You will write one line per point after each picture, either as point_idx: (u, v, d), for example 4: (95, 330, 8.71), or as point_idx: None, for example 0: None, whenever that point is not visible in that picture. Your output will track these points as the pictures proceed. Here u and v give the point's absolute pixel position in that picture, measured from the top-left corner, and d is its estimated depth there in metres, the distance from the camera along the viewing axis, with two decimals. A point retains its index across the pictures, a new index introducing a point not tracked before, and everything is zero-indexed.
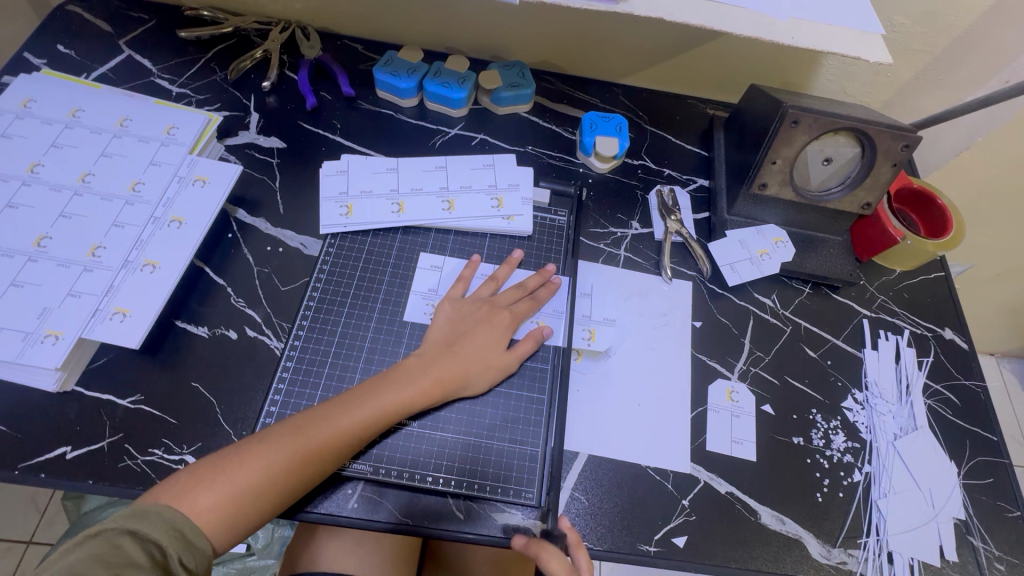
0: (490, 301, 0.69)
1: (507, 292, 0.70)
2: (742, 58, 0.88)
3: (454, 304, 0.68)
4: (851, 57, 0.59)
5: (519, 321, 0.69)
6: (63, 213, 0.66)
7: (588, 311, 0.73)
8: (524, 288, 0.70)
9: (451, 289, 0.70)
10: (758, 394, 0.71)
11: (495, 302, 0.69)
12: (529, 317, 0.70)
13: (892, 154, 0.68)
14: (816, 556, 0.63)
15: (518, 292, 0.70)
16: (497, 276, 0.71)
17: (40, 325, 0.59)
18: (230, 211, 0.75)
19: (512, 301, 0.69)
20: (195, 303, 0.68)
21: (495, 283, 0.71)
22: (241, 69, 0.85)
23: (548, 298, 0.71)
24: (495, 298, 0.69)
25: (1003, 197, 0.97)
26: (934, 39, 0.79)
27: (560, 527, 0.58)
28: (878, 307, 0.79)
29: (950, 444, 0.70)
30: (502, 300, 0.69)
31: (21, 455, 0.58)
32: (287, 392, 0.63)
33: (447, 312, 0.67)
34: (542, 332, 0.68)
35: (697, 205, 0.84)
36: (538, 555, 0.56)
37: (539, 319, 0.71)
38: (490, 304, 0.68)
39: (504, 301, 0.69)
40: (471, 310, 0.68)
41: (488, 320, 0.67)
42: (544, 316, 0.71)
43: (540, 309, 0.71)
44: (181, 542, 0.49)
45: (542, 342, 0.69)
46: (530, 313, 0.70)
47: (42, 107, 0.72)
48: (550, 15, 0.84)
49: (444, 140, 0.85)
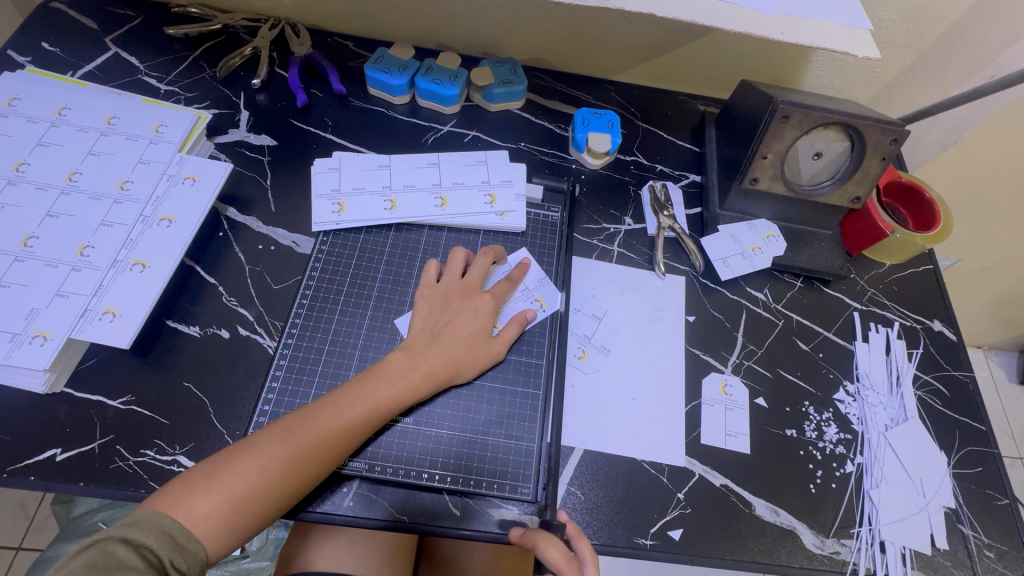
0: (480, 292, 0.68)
1: (476, 266, 0.70)
2: (731, 54, 0.88)
3: (432, 291, 0.68)
4: (840, 51, 0.60)
5: (499, 302, 0.69)
6: (50, 213, 0.65)
7: (589, 332, 0.72)
8: (508, 279, 0.70)
9: (423, 274, 0.70)
10: (751, 387, 0.71)
11: (470, 284, 0.68)
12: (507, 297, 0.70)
13: (881, 148, 0.69)
14: (811, 547, 0.63)
15: (485, 262, 0.70)
16: (460, 257, 0.70)
17: (27, 326, 0.58)
18: (220, 209, 0.74)
19: (482, 276, 0.69)
20: (186, 303, 0.67)
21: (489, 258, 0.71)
22: (230, 67, 0.85)
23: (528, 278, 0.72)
24: (468, 278, 0.69)
25: (989, 190, 0.98)
26: (921, 35, 0.80)
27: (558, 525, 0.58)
28: (868, 300, 0.80)
29: (940, 433, 0.71)
30: (475, 280, 0.69)
31: (11, 459, 0.57)
32: (280, 391, 0.63)
33: (428, 299, 0.67)
34: (527, 314, 0.68)
35: (689, 200, 0.84)
36: (538, 545, 0.56)
37: (519, 301, 0.71)
38: (467, 288, 0.68)
39: (494, 292, 0.69)
40: (449, 297, 0.67)
41: (469, 307, 0.67)
42: (522, 298, 0.71)
43: (523, 286, 0.72)
44: (172, 545, 0.48)
45: (526, 326, 0.69)
46: (510, 295, 0.70)
47: (28, 106, 0.71)
48: (541, 11, 0.84)
49: (436, 137, 0.84)
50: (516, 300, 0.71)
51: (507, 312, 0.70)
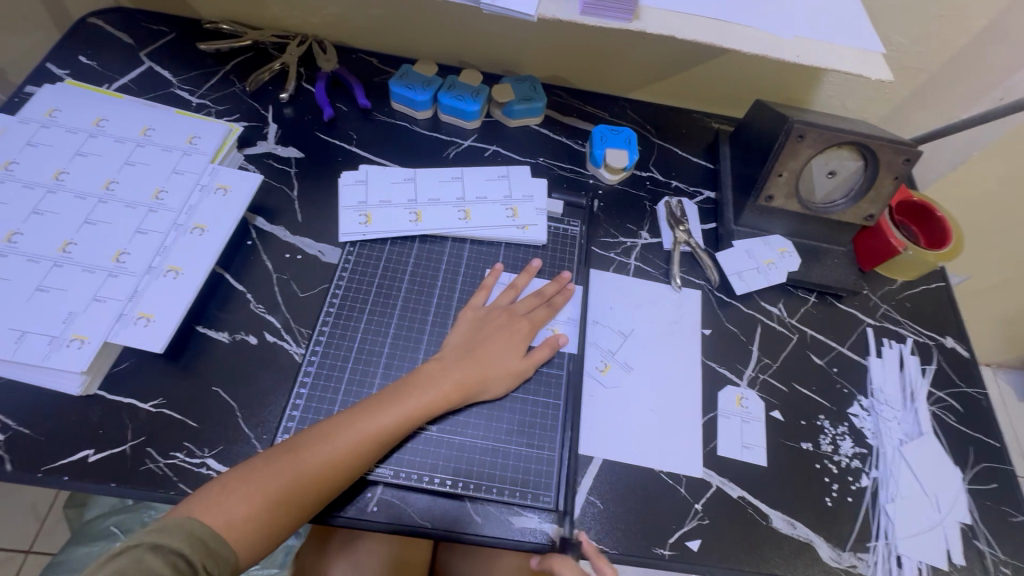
0: (509, 308, 0.70)
1: (525, 301, 0.71)
2: (746, 75, 0.91)
3: (475, 311, 0.70)
4: (854, 74, 0.62)
5: (535, 327, 0.70)
6: (88, 220, 0.67)
7: (613, 347, 0.73)
8: (541, 297, 0.72)
9: (472, 298, 0.72)
10: (767, 400, 0.72)
11: (514, 310, 0.70)
12: (546, 324, 0.71)
13: (894, 167, 0.71)
14: (827, 560, 0.64)
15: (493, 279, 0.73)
16: (492, 278, 0.72)
17: (65, 329, 0.60)
18: (249, 219, 0.76)
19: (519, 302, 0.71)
20: (215, 309, 0.69)
21: (514, 291, 0.72)
22: (259, 81, 0.87)
23: (563, 304, 0.73)
24: (505, 302, 0.71)
25: (999, 209, 1.00)
26: (931, 58, 0.83)
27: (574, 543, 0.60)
28: (881, 316, 0.81)
29: (954, 449, 0.72)
30: (519, 307, 0.71)
31: (45, 459, 0.58)
32: (308, 396, 0.64)
33: (468, 319, 0.69)
34: (559, 340, 0.69)
35: (704, 216, 0.86)
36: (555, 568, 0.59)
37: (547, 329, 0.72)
38: (504, 310, 0.70)
39: (522, 309, 0.71)
40: (488, 318, 0.69)
41: (506, 329, 0.68)
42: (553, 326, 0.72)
43: (557, 315, 0.73)
44: (204, 549, 0.49)
45: (558, 349, 0.70)
46: (545, 321, 0.71)
47: (68, 117, 0.74)
48: (561, 31, 0.87)
49: (457, 151, 0.87)
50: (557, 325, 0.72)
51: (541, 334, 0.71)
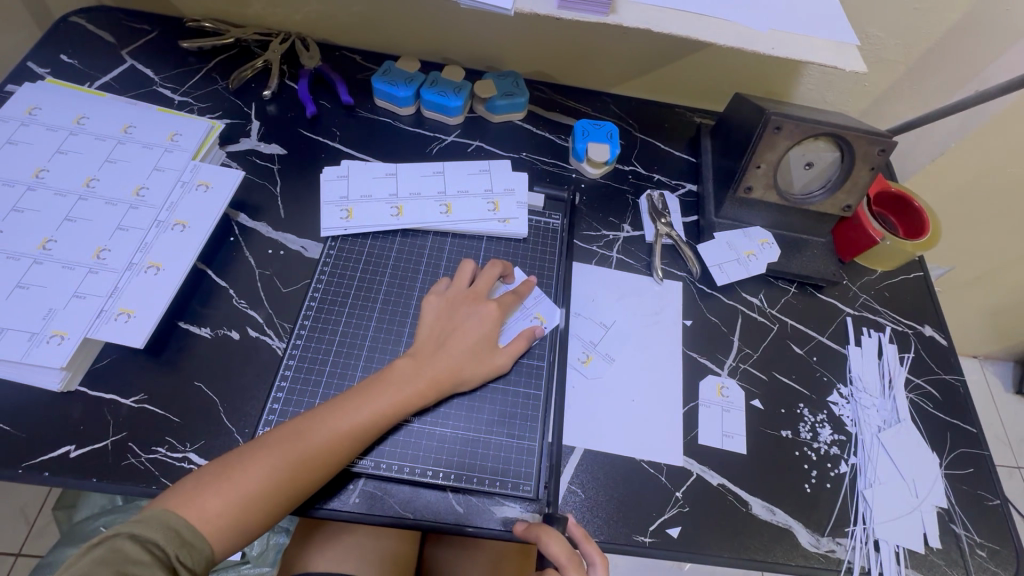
0: (473, 292, 0.70)
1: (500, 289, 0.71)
2: (726, 68, 0.92)
3: (441, 297, 0.69)
4: (827, 65, 0.63)
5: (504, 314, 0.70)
6: (68, 217, 0.67)
7: (595, 338, 0.74)
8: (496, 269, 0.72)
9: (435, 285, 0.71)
10: (747, 389, 0.73)
11: (477, 292, 0.70)
12: (513, 309, 0.71)
13: (869, 157, 0.72)
14: (807, 545, 0.65)
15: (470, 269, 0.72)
16: (468, 269, 0.71)
17: (45, 325, 0.60)
18: (232, 215, 0.76)
19: (488, 285, 0.71)
20: (197, 304, 0.70)
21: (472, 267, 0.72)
22: (242, 79, 0.88)
23: (528, 293, 0.73)
24: (476, 287, 0.70)
25: (978, 200, 1.01)
26: (907, 51, 0.84)
27: (560, 517, 0.60)
28: (860, 306, 0.82)
29: (932, 435, 0.73)
30: (482, 289, 0.70)
31: (26, 455, 0.58)
32: (289, 391, 0.65)
33: (434, 304, 0.68)
34: (536, 330, 0.69)
35: (686, 208, 0.87)
36: (540, 538, 0.57)
37: (520, 320, 0.72)
38: (473, 295, 0.70)
39: (484, 290, 0.70)
40: (461, 306, 0.68)
41: (476, 314, 0.68)
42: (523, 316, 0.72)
43: (524, 303, 0.73)
44: (178, 541, 0.49)
45: (535, 339, 0.70)
46: (515, 308, 0.71)
47: (48, 115, 0.74)
48: (541, 26, 0.87)
49: (440, 146, 0.87)
50: (518, 319, 0.72)
51: (511, 327, 0.71)
